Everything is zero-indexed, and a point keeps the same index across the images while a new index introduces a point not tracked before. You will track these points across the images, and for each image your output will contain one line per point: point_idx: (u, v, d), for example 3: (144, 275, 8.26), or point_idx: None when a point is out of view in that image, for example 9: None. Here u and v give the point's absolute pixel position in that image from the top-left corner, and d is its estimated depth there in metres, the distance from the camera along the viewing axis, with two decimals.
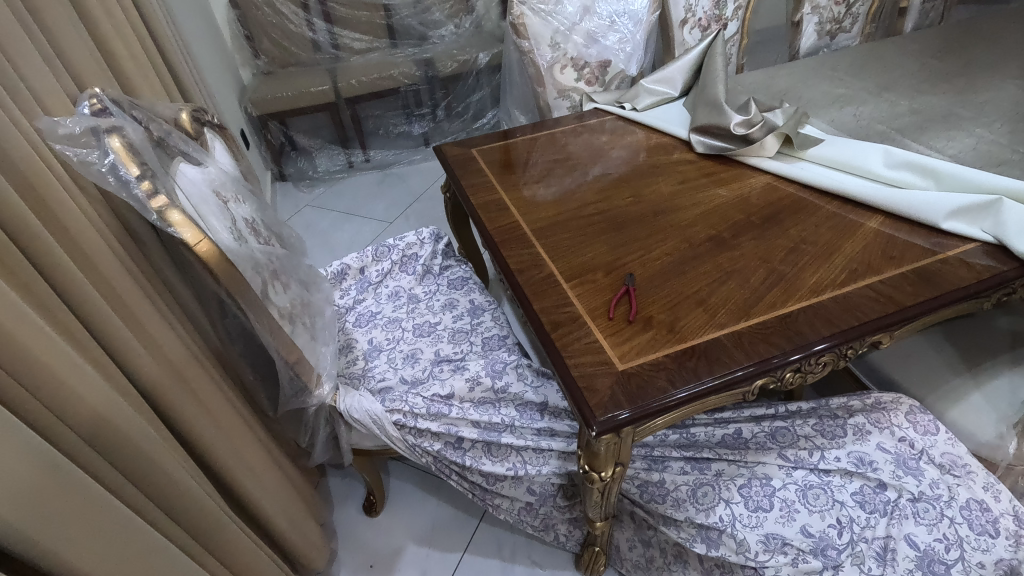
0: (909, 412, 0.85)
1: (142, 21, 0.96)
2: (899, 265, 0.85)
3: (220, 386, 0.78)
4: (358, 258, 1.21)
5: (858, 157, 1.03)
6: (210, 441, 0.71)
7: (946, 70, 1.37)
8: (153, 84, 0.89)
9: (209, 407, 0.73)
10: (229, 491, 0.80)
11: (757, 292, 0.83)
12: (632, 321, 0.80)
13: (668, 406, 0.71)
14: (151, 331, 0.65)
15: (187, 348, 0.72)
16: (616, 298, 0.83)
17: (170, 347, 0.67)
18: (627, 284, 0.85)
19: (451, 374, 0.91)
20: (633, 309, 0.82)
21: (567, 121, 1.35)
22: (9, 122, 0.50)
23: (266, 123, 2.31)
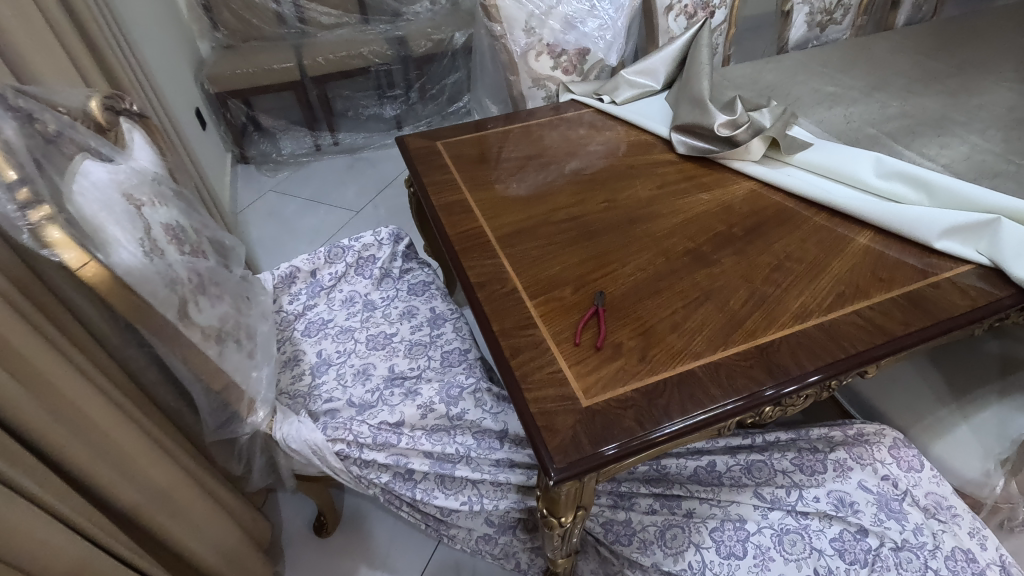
0: (892, 446, 0.81)
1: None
2: (889, 288, 0.78)
3: (134, 415, 0.69)
4: (309, 259, 1.11)
5: (847, 164, 0.96)
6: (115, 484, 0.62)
7: (940, 69, 1.30)
8: (55, 66, 0.77)
9: (115, 444, 0.63)
10: (147, 532, 0.72)
11: (737, 317, 0.76)
12: (600, 348, 0.73)
13: (635, 450, 0.63)
14: (37, 364, 0.55)
15: (88, 377, 0.62)
16: (582, 322, 0.75)
17: (62, 381, 0.57)
18: (596, 305, 0.77)
19: (403, 399, 0.83)
20: (602, 334, 0.74)
21: (541, 112, 1.26)
22: None
23: (226, 102, 2.16)
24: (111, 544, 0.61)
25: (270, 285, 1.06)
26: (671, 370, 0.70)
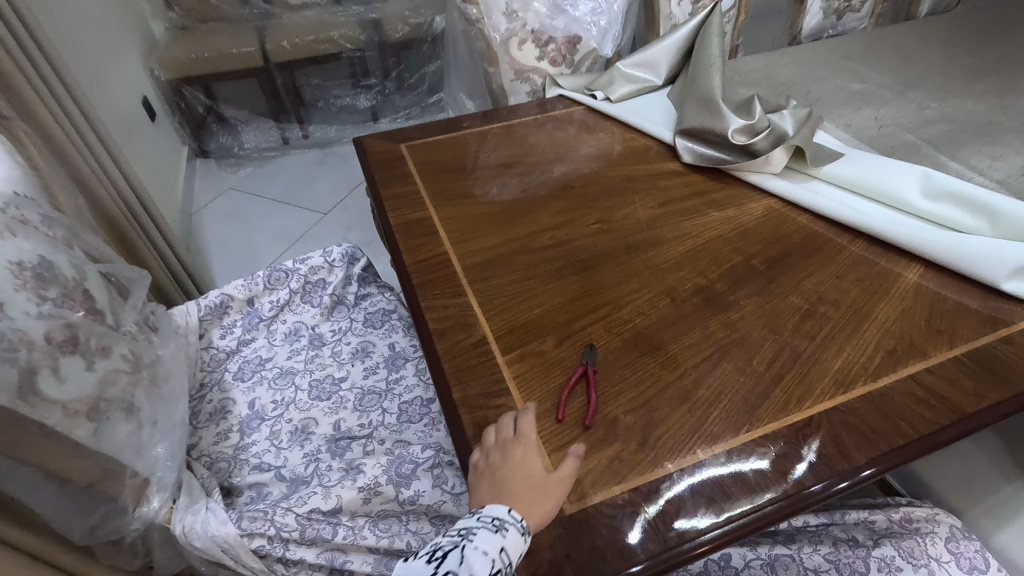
0: (950, 539, 0.69)
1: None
2: (950, 344, 0.62)
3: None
4: (244, 285, 0.92)
5: (887, 181, 0.80)
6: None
7: (981, 65, 1.14)
8: None
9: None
10: None
11: (762, 383, 0.60)
12: (588, 428, 0.57)
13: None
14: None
15: None
16: (565, 391, 0.59)
17: None
18: (584, 366, 0.61)
19: (341, 478, 0.68)
20: (592, 407, 0.58)
21: (525, 110, 1.08)
22: None
23: (179, 89, 1.96)
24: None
25: (194, 318, 0.88)
26: (681, 463, 0.54)
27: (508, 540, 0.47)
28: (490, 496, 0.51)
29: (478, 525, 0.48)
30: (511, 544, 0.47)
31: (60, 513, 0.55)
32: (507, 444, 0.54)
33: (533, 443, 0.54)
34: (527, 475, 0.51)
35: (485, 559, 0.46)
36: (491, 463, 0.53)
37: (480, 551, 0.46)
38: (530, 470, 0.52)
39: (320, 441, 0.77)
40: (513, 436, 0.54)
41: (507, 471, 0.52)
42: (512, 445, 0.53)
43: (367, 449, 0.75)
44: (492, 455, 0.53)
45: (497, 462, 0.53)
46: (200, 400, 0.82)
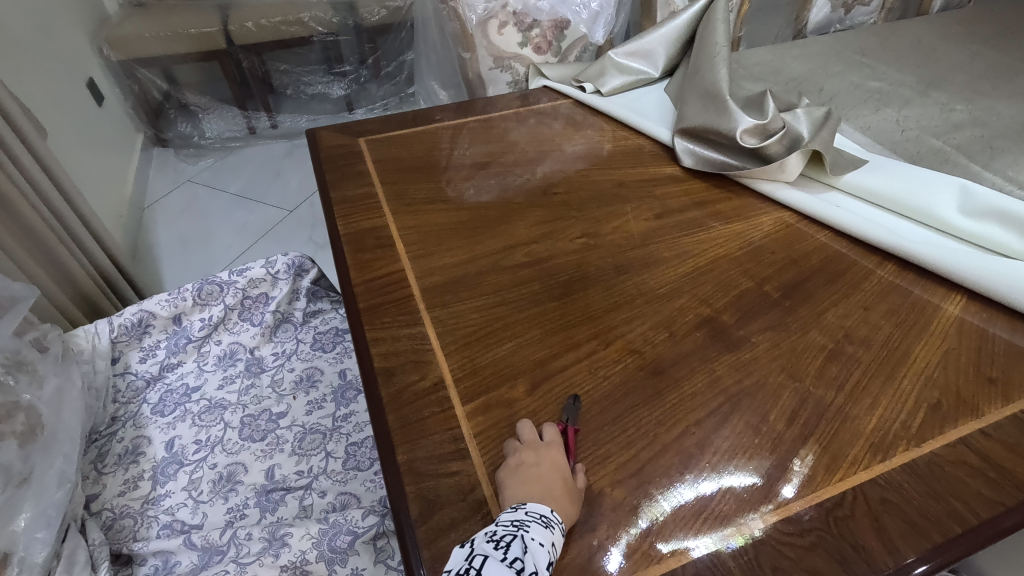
0: None
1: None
2: (1007, 397, 0.52)
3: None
4: (169, 300, 0.79)
5: (918, 194, 0.69)
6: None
7: (1008, 64, 1.03)
8: None
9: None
10: None
11: (781, 448, 0.48)
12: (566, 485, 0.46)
13: None
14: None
15: None
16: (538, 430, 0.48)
17: None
18: (566, 424, 0.50)
19: (262, 552, 0.57)
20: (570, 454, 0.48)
21: (505, 101, 0.96)
22: None
23: (134, 71, 1.80)
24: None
25: (106, 341, 0.75)
26: (674, 503, 0.45)
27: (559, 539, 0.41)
28: (528, 493, 0.43)
29: (542, 513, 0.41)
30: (558, 542, 0.41)
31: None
32: (537, 445, 0.47)
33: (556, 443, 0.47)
34: (561, 476, 0.45)
35: (543, 552, 0.40)
36: (522, 462, 0.46)
37: (538, 543, 0.40)
38: (562, 469, 0.45)
39: (248, 494, 0.64)
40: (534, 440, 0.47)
41: (540, 468, 0.44)
42: (544, 446, 0.46)
43: (302, 504, 0.63)
44: (524, 454, 0.46)
45: (530, 460, 0.46)
46: (109, 439, 0.69)
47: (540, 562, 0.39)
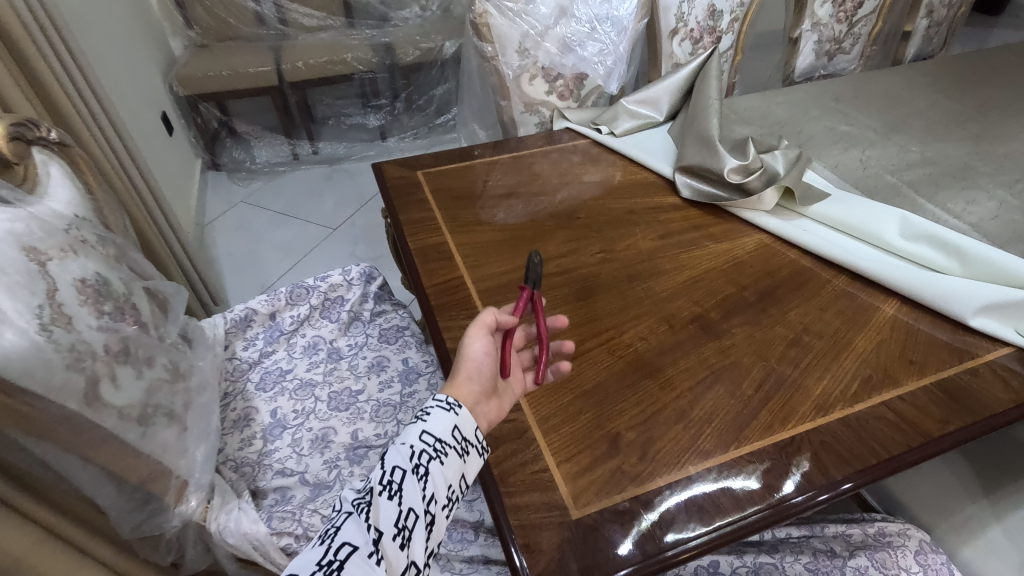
0: (920, 552, 0.71)
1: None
2: (922, 373, 0.69)
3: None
4: (268, 300, 0.98)
5: (868, 221, 0.87)
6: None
7: (961, 111, 1.22)
8: None
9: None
10: None
11: (751, 405, 0.66)
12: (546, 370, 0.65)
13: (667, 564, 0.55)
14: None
15: None
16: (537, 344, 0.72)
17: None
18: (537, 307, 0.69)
19: None
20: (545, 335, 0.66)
21: (534, 140, 1.15)
22: None
23: (196, 105, 2.03)
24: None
25: (221, 331, 0.94)
26: (677, 498, 0.58)
27: (460, 417, 0.56)
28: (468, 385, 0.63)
29: (432, 404, 0.57)
30: (431, 424, 0.55)
31: (117, 507, 0.59)
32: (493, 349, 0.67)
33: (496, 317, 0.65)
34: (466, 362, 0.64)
35: (401, 451, 0.54)
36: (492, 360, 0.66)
37: (399, 445, 0.54)
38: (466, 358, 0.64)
39: (340, 450, 0.82)
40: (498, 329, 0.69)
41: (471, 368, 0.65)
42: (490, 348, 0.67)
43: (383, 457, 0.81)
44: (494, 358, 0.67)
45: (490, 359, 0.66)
46: (224, 408, 0.87)
47: (397, 459, 0.53)
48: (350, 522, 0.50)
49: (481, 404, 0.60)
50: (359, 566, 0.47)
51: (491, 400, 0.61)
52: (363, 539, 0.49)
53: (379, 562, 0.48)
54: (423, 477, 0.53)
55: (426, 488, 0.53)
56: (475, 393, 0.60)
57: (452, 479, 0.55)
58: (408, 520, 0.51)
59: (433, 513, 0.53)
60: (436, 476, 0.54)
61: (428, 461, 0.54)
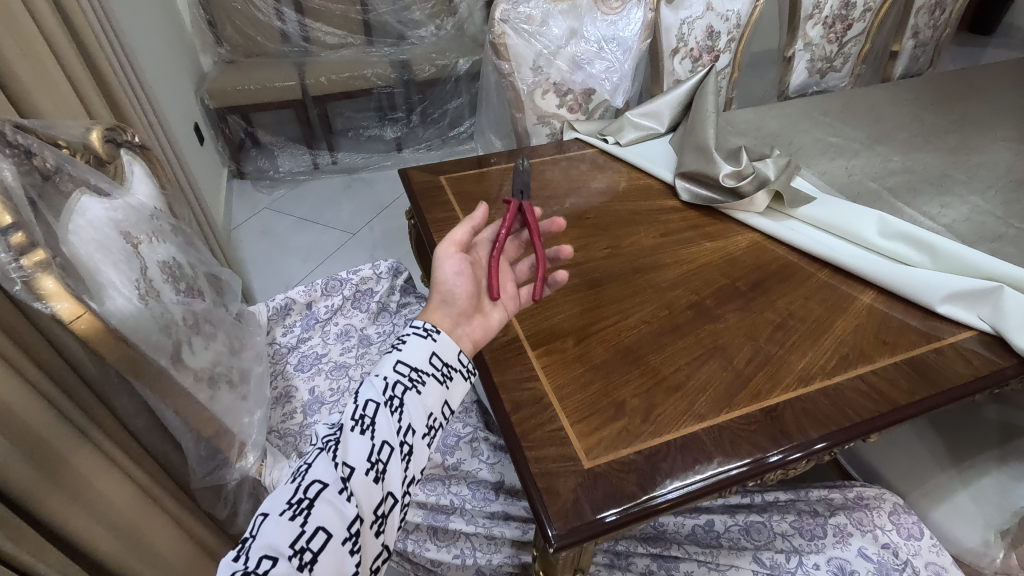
0: (893, 512, 0.81)
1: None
2: (893, 352, 0.78)
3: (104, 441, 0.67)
4: (305, 291, 1.09)
5: (849, 221, 0.97)
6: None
7: (940, 124, 1.32)
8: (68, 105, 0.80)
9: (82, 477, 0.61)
10: None
11: (741, 377, 0.75)
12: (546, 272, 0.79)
13: (655, 510, 0.63)
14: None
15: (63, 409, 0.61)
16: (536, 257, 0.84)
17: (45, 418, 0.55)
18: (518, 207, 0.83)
19: None
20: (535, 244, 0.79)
21: (546, 149, 1.26)
22: None
23: (225, 117, 2.15)
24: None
25: (264, 317, 1.04)
26: (670, 496, 0.63)
27: (436, 343, 0.64)
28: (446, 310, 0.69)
29: (409, 333, 0.64)
30: (404, 348, 0.63)
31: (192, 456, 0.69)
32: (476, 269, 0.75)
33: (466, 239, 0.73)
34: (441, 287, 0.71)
35: (372, 384, 0.60)
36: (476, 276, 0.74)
37: (375, 376, 0.61)
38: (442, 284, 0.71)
39: None
40: (482, 246, 0.79)
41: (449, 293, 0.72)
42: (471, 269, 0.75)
43: None
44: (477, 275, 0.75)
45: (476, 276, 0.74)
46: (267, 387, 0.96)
47: (370, 390, 0.59)
48: (321, 460, 0.54)
49: (460, 326, 0.69)
50: (329, 500, 0.51)
51: (474, 320, 0.70)
52: (333, 476, 0.53)
53: (349, 497, 0.53)
54: (396, 408, 0.59)
55: (399, 420, 0.59)
56: (452, 318, 0.69)
57: (425, 408, 0.61)
58: (380, 453, 0.56)
59: (408, 444, 0.59)
60: (408, 406, 0.59)
61: (401, 392, 0.60)
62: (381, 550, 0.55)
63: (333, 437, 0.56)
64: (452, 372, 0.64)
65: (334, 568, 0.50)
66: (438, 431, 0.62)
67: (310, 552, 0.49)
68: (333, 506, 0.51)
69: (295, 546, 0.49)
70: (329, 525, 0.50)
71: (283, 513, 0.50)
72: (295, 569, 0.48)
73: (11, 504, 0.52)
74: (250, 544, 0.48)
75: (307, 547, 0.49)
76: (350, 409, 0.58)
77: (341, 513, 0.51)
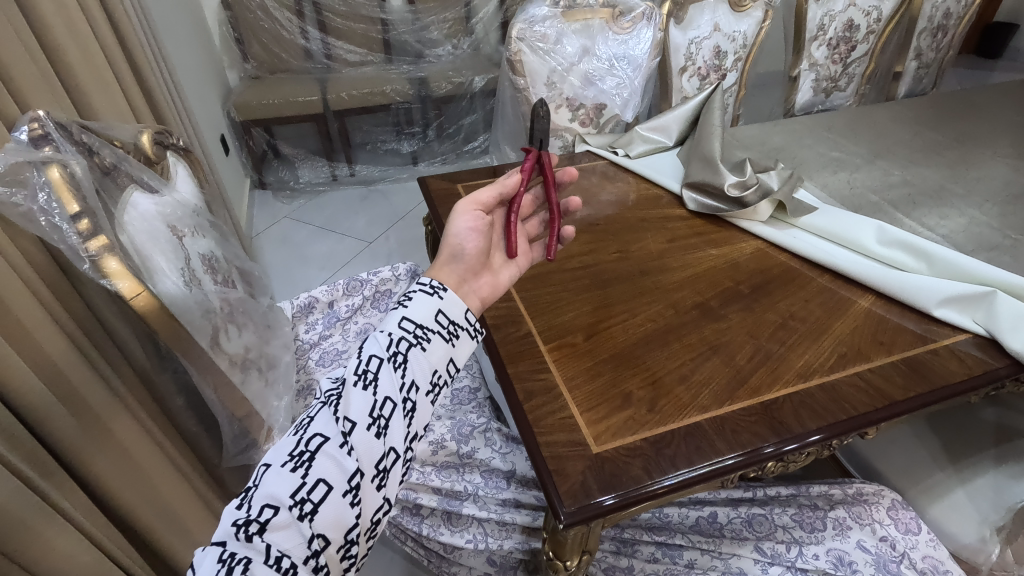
0: (891, 508, 0.88)
1: (104, 16, 0.89)
2: (889, 352, 0.82)
3: (142, 419, 0.72)
4: (328, 291, 1.14)
5: (850, 230, 1.01)
6: (117, 487, 0.65)
7: (941, 141, 1.36)
8: (121, 110, 0.87)
9: (123, 448, 0.66)
10: (146, 544, 0.74)
11: (743, 372, 0.79)
12: (558, 230, 0.81)
13: (652, 494, 0.66)
14: (52, 357, 0.59)
15: (107, 383, 0.67)
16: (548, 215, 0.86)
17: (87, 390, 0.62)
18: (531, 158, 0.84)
19: None
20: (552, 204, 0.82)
21: (558, 160, 1.31)
22: None
23: (249, 129, 2.24)
24: (100, 542, 0.62)
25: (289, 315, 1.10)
26: (669, 483, 0.66)
27: (442, 302, 0.66)
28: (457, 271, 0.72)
29: (416, 289, 0.67)
30: (413, 302, 0.66)
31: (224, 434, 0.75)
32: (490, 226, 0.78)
33: (487, 201, 0.75)
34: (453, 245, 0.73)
35: (377, 339, 0.62)
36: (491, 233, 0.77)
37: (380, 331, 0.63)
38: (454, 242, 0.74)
39: None
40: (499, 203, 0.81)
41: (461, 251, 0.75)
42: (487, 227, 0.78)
43: None
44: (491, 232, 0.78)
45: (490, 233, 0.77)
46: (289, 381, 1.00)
47: (374, 345, 0.62)
48: (323, 415, 0.57)
49: (467, 283, 0.72)
50: (330, 454, 0.55)
51: (481, 280, 0.74)
52: (334, 430, 0.56)
53: (350, 452, 0.56)
54: (399, 364, 0.61)
55: (402, 376, 0.61)
56: (458, 275, 0.71)
57: (429, 364, 0.63)
58: (382, 409, 0.59)
59: (411, 400, 0.61)
60: (412, 362, 0.62)
61: (405, 349, 0.62)
62: (382, 503, 0.58)
63: (336, 391, 0.59)
64: (458, 331, 0.67)
65: (334, 518, 0.54)
66: (443, 389, 0.65)
67: (310, 503, 0.53)
68: (334, 459, 0.55)
69: (295, 497, 0.52)
70: (329, 477, 0.54)
71: (285, 465, 0.54)
72: (296, 518, 0.52)
73: (57, 460, 0.58)
74: (253, 494, 0.53)
75: (307, 498, 0.53)
76: (353, 363, 0.60)
77: (341, 466, 0.55)
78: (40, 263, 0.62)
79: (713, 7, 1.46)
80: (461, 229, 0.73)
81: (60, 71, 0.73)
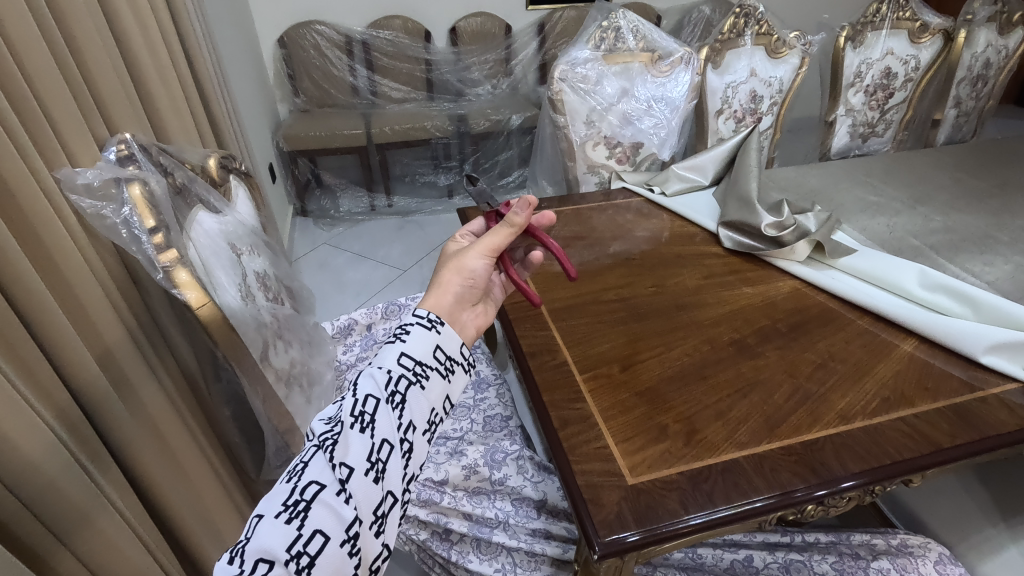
0: (938, 561, 0.85)
1: (183, 51, 0.97)
2: (935, 398, 0.80)
3: (189, 425, 0.75)
4: (367, 314, 1.18)
5: (890, 273, 1.00)
6: (163, 491, 0.68)
7: (984, 188, 1.35)
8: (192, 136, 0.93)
9: (171, 452, 0.69)
10: (182, 549, 0.76)
11: (782, 409, 0.78)
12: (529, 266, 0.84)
13: (680, 532, 0.65)
14: (119, 359, 0.63)
15: (162, 389, 0.71)
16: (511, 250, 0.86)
17: (145, 393, 0.66)
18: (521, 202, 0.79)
19: (448, 458, 0.89)
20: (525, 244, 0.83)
21: (594, 196, 1.34)
22: (34, 182, 0.52)
23: (295, 159, 2.34)
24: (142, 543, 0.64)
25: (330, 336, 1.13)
26: (699, 522, 0.65)
27: (441, 336, 0.65)
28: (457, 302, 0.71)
29: (412, 323, 0.65)
30: (412, 332, 0.65)
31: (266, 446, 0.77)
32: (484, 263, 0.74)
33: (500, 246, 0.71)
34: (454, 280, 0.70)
35: (371, 377, 0.61)
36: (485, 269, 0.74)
37: (376, 366, 0.62)
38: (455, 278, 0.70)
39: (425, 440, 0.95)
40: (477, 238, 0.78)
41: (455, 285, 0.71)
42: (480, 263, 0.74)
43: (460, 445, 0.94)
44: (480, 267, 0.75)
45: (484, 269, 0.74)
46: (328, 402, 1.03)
47: (372, 383, 0.61)
48: (318, 459, 0.56)
49: (463, 313, 0.72)
50: (326, 503, 0.53)
51: (476, 308, 0.74)
52: (330, 478, 0.55)
53: (347, 500, 0.55)
54: (398, 405, 0.60)
55: (400, 416, 0.60)
56: (454, 306, 0.70)
57: (428, 404, 0.63)
58: (380, 451, 0.58)
59: (408, 440, 0.61)
60: (410, 402, 0.61)
61: (404, 387, 0.61)
62: (380, 550, 0.57)
63: (332, 434, 0.57)
64: (454, 365, 0.67)
65: (333, 568, 0.52)
66: (438, 425, 0.65)
67: (306, 556, 0.51)
68: (330, 508, 0.53)
69: (291, 551, 0.51)
70: (326, 528, 0.53)
71: (279, 515, 0.52)
72: (291, 573, 0.50)
73: (112, 459, 0.61)
74: (244, 548, 0.51)
75: (303, 552, 0.51)
76: (350, 405, 0.59)
77: (338, 514, 0.54)
78: (115, 273, 0.66)
79: (749, 53, 1.50)
80: (474, 261, 0.70)
81: (144, 100, 0.79)
